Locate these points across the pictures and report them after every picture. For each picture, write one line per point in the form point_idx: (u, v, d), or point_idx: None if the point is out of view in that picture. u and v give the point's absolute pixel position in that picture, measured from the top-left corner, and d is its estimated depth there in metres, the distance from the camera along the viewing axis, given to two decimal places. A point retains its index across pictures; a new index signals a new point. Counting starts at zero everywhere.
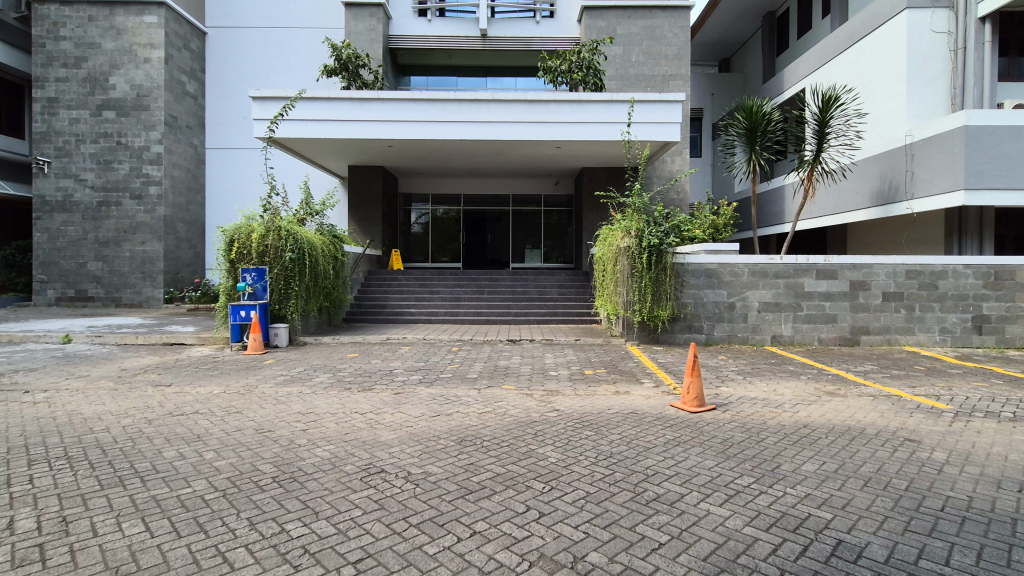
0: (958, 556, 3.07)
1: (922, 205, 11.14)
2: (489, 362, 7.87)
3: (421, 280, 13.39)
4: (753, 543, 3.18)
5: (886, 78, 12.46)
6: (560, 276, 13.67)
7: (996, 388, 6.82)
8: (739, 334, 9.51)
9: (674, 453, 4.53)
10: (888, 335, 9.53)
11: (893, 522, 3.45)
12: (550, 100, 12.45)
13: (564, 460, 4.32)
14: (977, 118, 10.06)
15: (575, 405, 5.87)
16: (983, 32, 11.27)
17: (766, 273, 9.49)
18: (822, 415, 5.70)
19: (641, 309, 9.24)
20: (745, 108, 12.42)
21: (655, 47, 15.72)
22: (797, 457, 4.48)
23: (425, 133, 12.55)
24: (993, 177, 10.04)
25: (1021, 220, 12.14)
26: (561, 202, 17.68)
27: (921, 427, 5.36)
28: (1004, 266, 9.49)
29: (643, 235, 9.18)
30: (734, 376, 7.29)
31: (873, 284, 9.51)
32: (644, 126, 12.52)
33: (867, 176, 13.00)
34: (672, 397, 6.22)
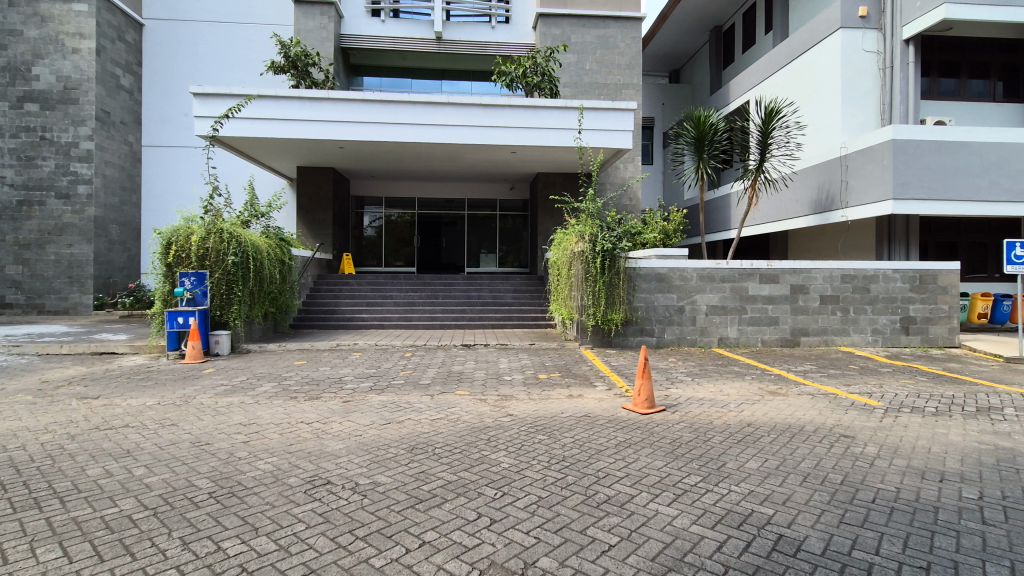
0: (887, 545, 3.24)
1: (855, 213, 11.81)
2: (443, 367, 7.76)
3: (373, 285, 13.08)
4: (700, 541, 3.25)
5: (823, 93, 13.19)
6: (516, 280, 13.71)
7: (921, 385, 7.29)
8: (688, 337, 9.79)
9: (625, 454, 4.60)
10: (825, 336, 10.03)
11: (830, 515, 3.61)
12: (505, 104, 12.49)
13: (517, 465, 4.30)
14: (903, 132, 10.79)
15: (528, 410, 5.85)
16: (907, 53, 12.14)
17: (713, 278, 9.82)
18: (764, 414, 5.92)
19: (595, 313, 9.34)
20: (693, 118, 12.85)
21: (607, 56, 16.07)
22: (741, 456, 4.62)
23: (377, 135, 12.31)
24: (917, 187, 10.80)
25: (942, 229, 13.08)
26: (516, 207, 17.76)
27: (854, 423, 5.65)
28: (928, 271, 10.19)
29: (597, 239, 9.26)
30: (683, 378, 7.48)
31: (811, 287, 10.00)
32: (597, 133, 12.76)
33: (806, 185, 13.68)
34: (624, 400, 6.32)
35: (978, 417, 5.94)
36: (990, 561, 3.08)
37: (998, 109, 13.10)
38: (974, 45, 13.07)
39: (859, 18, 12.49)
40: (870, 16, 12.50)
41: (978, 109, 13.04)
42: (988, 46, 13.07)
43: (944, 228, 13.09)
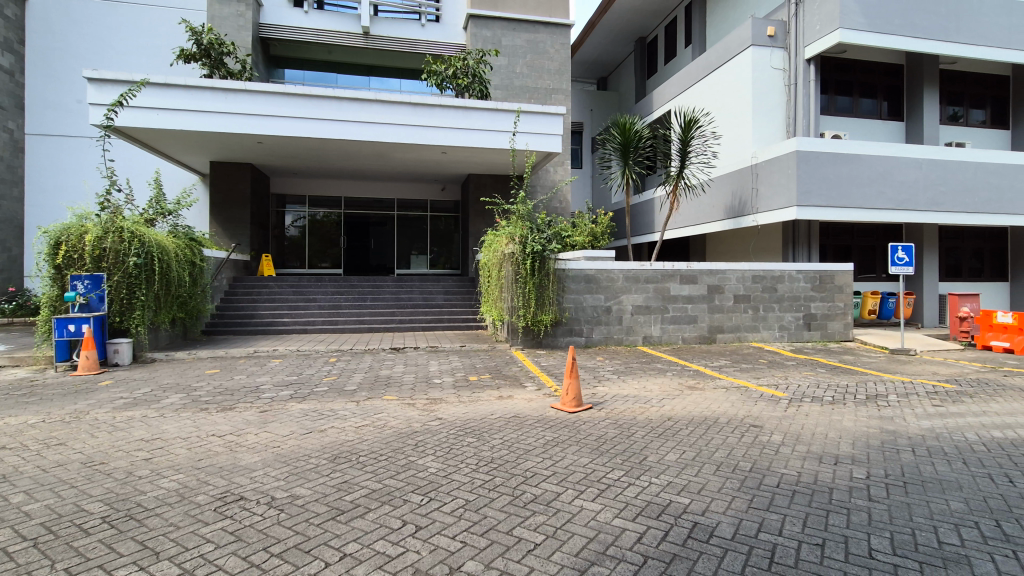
0: (789, 526, 3.51)
1: (765, 219, 12.72)
2: (370, 372, 7.55)
3: (295, 287, 12.49)
4: (621, 533, 3.36)
5: (735, 106, 14.08)
6: (447, 282, 13.60)
7: (820, 376, 7.97)
8: (615, 336, 10.12)
9: (552, 453, 4.67)
10: (738, 333, 10.73)
11: (740, 501, 3.85)
12: (435, 104, 12.35)
13: (444, 469, 4.25)
14: (805, 145, 11.75)
15: (458, 413, 5.80)
16: (808, 73, 13.24)
17: (638, 279, 10.22)
18: (683, 408, 6.22)
19: (525, 315, 9.43)
20: (619, 125, 13.35)
21: (537, 61, 16.33)
22: (661, 449, 4.84)
23: (300, 130, 11.79)
24: (817, 196, 11.80)
25: (839, 233, 14.37)
26: (447, 208, 17.61)
27: (763, 414, 6.07)
28: (827, 271, 11.15)
29: (526, 241, 9.37)
30: (610, 376, 7.73)
31: (726, 288, 10.66)
32: (528, 136, 12.93)
33: (721, 192, 14.58)
34: (553, 399, 6.43)
35: (868, 403, 6.58)
36: (875, 535, 3.42)
37: (884, 125, 14.57)
38: (864, 67, 14.48)
39: (767, 38, 13.45)
40: (777, 36, 13.50)
41: (867, 126, 14.44)
42: (876, 69, 14.51)
43: (840, 232, 14.38)
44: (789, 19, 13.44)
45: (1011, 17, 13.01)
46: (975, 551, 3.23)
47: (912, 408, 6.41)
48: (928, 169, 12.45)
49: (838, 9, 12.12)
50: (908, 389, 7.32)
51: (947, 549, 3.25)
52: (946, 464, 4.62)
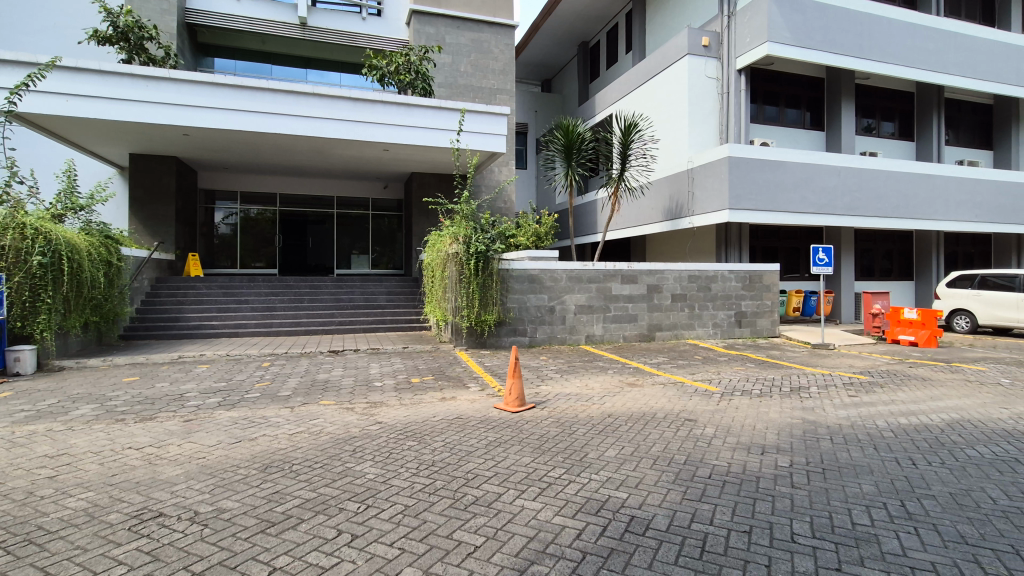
0: (719, 514, 3.67)
1: (700, 221, 13.28)
2: (306, 376, 7.27)
3: (226, 288, 11.85)
4: (560, 531, 3.40)
5: (672, 111, 14.61)
6: (389, 282, 13.31)
7: (750, 370, 8.41)
8: (558, 335, 10.26)
9: (494, 453, 4.66)
10: (676, 330, 11.15)
11: (674, 493, 3.99)
12: (376, 100, 12.08)
13: (383, 475, 4.14)
14: (736, 151, 12.37)
15: (399, 416, 5.68)
16: (739, 82, 13.95)
17: (581, 279, 10.40)
18: (623, 405, 6.38)
19: (469, 315, 9.39)
20: (562, 127, 13.57)
21: (481, 61, 16.29)
22: (601, 445, 4.94)
23: (231, 123, 11.19)
24: (747, 200, 12.47)
25: (767, 235, 15.23)
26: (390, 207, 17.27)
27: (697, 408, 6.33)
28: (757, 271, 11.78)
29: (470, 241, 9.33)
30: (553, 375, 7.82)
31: (664, 287, 11.04)
32: (472, 136, 12.89)
33: (659, 194, 15.11)
34: (496, 400, 6.43)
35: (792, 395, 7.00)
36: (796, 519, 3.63)
37: (807, 134, 15.56)
38: (789, 80, 15.41)
39: (702, 47, 14.04)
40: (711, 46, 14.12)
41: (792, 134, 15.39)
42: (800, 81, 15.48)
43: (768, 234, 15.25)
44: (722, 31, 14.08)
45: (917, 38, 14.23)
46: (883, 529, 3.50)
47: (831, 399, 6.88)
48: (845, 177, 13.42)
49: (766, 23, 12.82)
50: (828, 381, 7.87)
51: (858, 529, 3.51)
52: (859, 451, 5.00)
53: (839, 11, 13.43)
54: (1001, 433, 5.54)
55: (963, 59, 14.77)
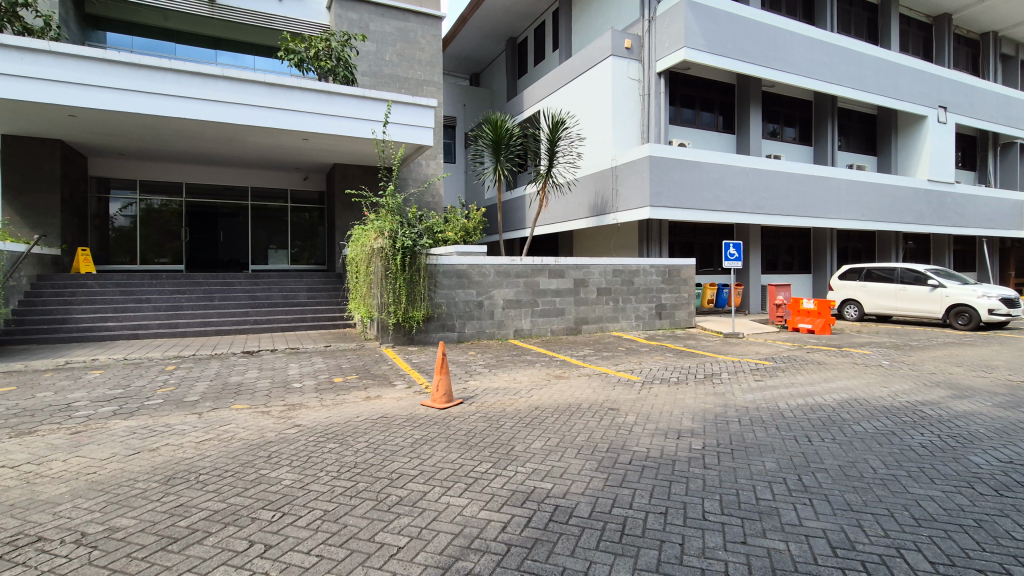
0: (638, 498, 3.83)
1: (623, 217, 13.78)
2: (217, 379, 6.79)
3: (123, 286, 10.81)
4: (486, 525, 3.40)
5: (597, 110, 15.00)
6: (310, 279, 12.72)
7: (669, 360, 8.87)
8: (487, 330, 10.27)
9: (420, 452, 4.58)
10: (601, 323, 11.52)
11: (596, 480, 4.12)
12: (294, 86, 11.47)
13: (300, 480, 3.95)
14: (656, 151, 12.93)
15: (320, 418, 5.45)
16: (659, 85, 14.57)
17: (509, 273, 10.46)
18: (549, 397, 6.50)
19: (395, 311, 9.19)
20: (490, 122, 13.56)
21: (407, 50, 15.92)
22: (528, 438, 5.01)
23: (128, 105, 10.22)
24: (666, 198, 13.08)
25: (685, 231, 16.09)
26: (310, 199, 16.48)
27: (619, 397, 6.58)
28: (676, 266, 12.40)
29: (396, 236, 9.11)
30: (481, 370, 7.82)
31: (590, 281, 11.36)
32: (398, 127, 12.57)
33: (585, 191, 15.51)
34: (422, 396, 6.33)
35: (706, 382, 7.46)
36: (707, 498, 3.87)
37: (720, 137, 16.56)
38: (704, 85, 16.30)
39: (624, 49, 14.52)
40: (633, 49, 14.64)
41: (707, 136, 16.32)
42: (713, 86, 16.42)
43: (685, 230, 16.10)
44: (643, 34, 14.61)
45: (814, 51, 15.52)
46: (782, 502, 3.81)
47: (740, 384, 7.41)
48: (753, 177, 14.43)
49: (683, 30, 13.47)
50: (737, 367, 8.46)
51: (761, 504, 3.79)
52: (763, 431, 5.41)
53: (748, 22, 14.36)
54: (881, 409, 6.21)
55: (852, 72, 16.26)
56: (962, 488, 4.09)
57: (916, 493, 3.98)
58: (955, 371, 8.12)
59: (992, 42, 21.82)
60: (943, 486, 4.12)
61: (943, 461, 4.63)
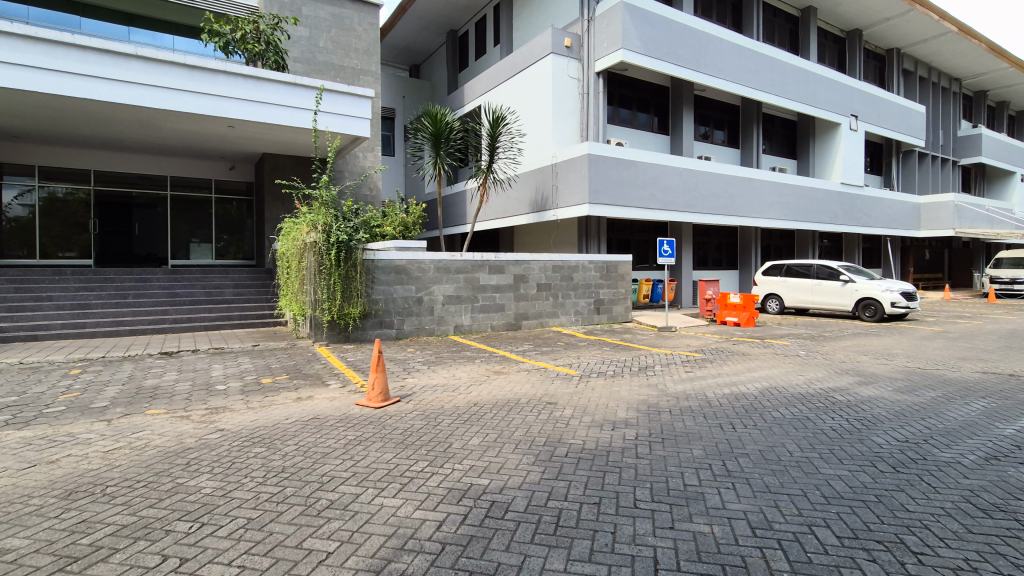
0: (573, 490, 3.89)
1: (563, 214, 13.99)
2: (130, 383, 6.30)
3: (20, 283, 9.80)
4: (421, 525, 3.35)
5: (537, 107, 15.11)
6: (237, 275, 12.06)
7: (606, 354, 9.11)
8: (426, 327, 10.13)
9: (353, 453, 4.45)
10: (541, 319, 11.65)
11: (533, 474, 4.16)
12: (218, 69, 10.80)
13: (222, 488, 3.73)
14: (594, 149, 13.20)
15: (245, 422, 5.17)
16: (597, 85, 14.88)
17: (448, 269, 10.36)
18: (488, 393, 6.50)
19: (330, 308, 8.90)
20: (430, 115, 13.35)
21: (343, 38, 15.37)
22: (466, 434, 4.99)
23: (25, 82, 9.25)
24: (605, 195, 13.40)
25: (622, 228, 16.55)
26: (238, 189, 15.61)
27: (557, 391, 6.69)
28: (613, 262, 12.72)
29: (330, 230, 8.78)
30: (419, 367, 7.70)
31: (530, 277, 11.45)
32: (331, 117, 12.12)
33: (525, 187, 15.60)
34: (357, 396, 6.16)
35: (640, 374, 7.73)
36: (638, 486, 4.00)
37: (655, 137, 17.13)
38: (640, 86, 16.79)
39: (564, 48, 14.68)
40: (572, 48, 14.84)
41: (643, 136, 16.84)
42: (649, 88, 16.96)
43: (622, 227, 16.56)
44: (582, 33, 14.84)
45: (741, 58, 16.34)
46: (708, 487, 4.01)
47: (671, 375, 7.73)
48: (685, 177, 15.05)
49: (620, 31, 13.79)
50: (669, 359, 8.82)
51: (688, 489, 3.96)
52: (691, 420, 5.66)
53: (682, 27, 14.92)
54: (798, 396, 6.66)
55: (776, 80, 17.27)
56: (866, 466, 4.46)
57: (826, 474, 4.31)
58: (862, 360, 8.84)
59: (896, 58, 23.83)
60: (849, 465, 4.47)
61: (850, 443, 5.03)
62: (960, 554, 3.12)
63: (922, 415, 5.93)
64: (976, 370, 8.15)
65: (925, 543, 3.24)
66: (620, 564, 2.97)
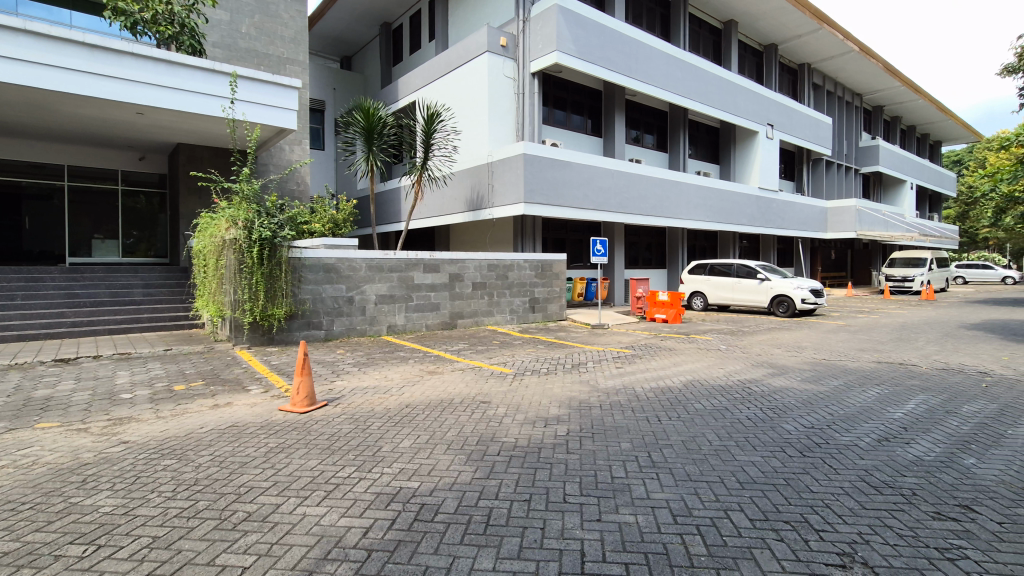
0: (504, 489, 3.91)
1: (498, 212, 14.03)
2: (17, 394, 5.68)
3: None
4: (345, 532, 3.24)
5: (473, 105, 15.05)
6: (148, 273, 11.20)
7: (540, 351, 9.24)
8: (357, 327, 9.84)
9: (275, 461, 4.24)
10: (476, 317, 11.65)
11: (464, 474, 4.14)
12: (124, 50, 9.96)
13: (124, 506, 3.45)
14: (530, 149, 13.34)
15: (153, 433, 4.80)
16: (533, 85, 15.06)
17: (381, 268, 10.11)
18: (421, 394, 6.42)
19: (252, 309, 8.46)
20: (362, 108, 12.97)
21: (267, 24, 14.60)
22: (396, 437, 4.89)
23: None
24: (540, 195, 13.57)
25: (557, 227, 16.84)
26: (149, 181, 14.50)
27: (491, 390, 6.71)
28: (548, 260, 12.90)
29: (253, 227, 8.36)
30: (349, 369, 7.46)
31: (465, 276, 11.41)
32: (249, 106, 11.46)
33: (460, 185, 15.52)
34: (280, 401, 5.88)
35: (572, 370, 7.92)
36: (568, 481, 4.08)
37: (588, 139, 17.57)
38: (574, 88, 17.15)
39: (500, 47, 14.73)
40: (508, 47, 14.92)
41: (577, 138, 17.21)
42: (582, 90, 17.36)
43: (557, 226, 16.85)
44: (518, 33, 14.94)
45: (669, 66, 17.08)
46: (634, 478, 4.16)
47: (602, 371, 7.97)
48: (617, 179, 15.53)
49: (555, 34, 14.02)
50: (601, 356, 9.08)
51: (616, 482, 4.09)
52: (620, 414, 5.85)
53: (614, 33, 15.38)
54: (718, 388, 7.06)
55: (700, 88, 18.19)
56: (776, 452, 4.79)
57: (741, 460, 4.59)
58: (775, 353, 9.50)
59: (806, 73, 25.75)
60: (762, 452, 4.79)
61: (763, 430, 5.39)
62: (855, 529, 3.43)
63: (825, 402, 6.46)
64: (872, 360, 8.99)
65: (826, 521, 3.53)
66: (548, 559, 3.02)
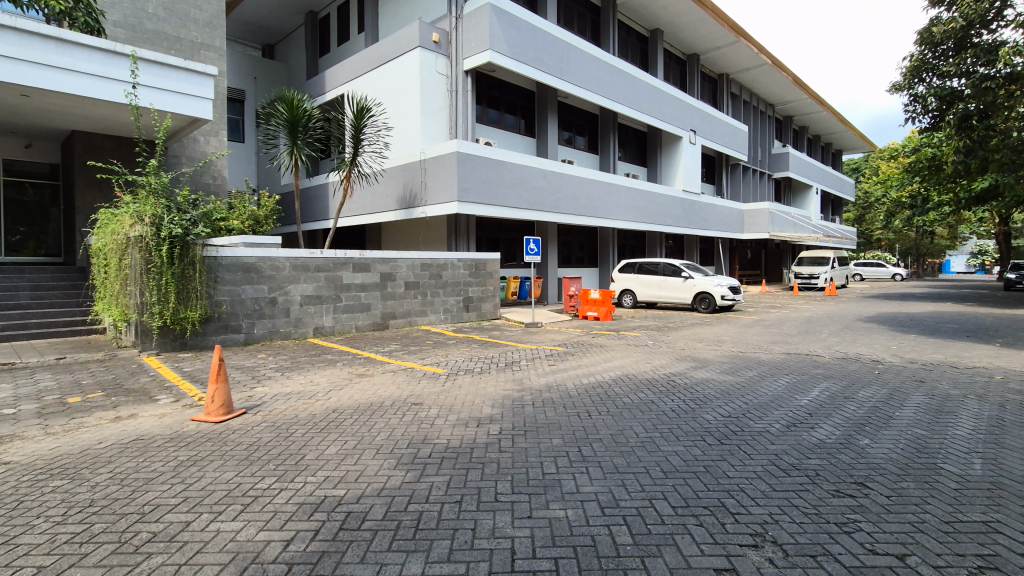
0: (435, 492, 3.84)
1: (432, 210, 13.84)
2: None
3: None
4: (264, 547, 3.07)
5: (404, 101, 14.74)
6: (37, 274, 10.09)
7: (473, 351, 9.20)
8: (281, 330, 9.37)
9: (185, 475, 3.95)
10: (409, 317, 11.43)
11: (393, 479, 4.04)
12: (4, 24, 8.89)
13: (1, 535, 3.07)
14: (463, 148, 13.27)
15: (40, 451, 4.32)
16: (466, 83, 15.01)
17: (307, 267, 9.69)
18: (349, 398, 6.21)
19: (161, 312, 7.85)
20: (286, 99, 12.36)
21: (178, 5, 13.58)
22: (321, 444, 4.69)
23: None
24: (474, 193, 13.52)
25: (491, 226, 16.88)
26: (39, 172, 13.10)
27: (423, 391, 6.62)
28: (482, 259, 12.87)
29: (161, 223, 7.75)
30: (271, 374, 7.08)
31: (397, 275, 11.17)
32: (157, 93, 10.61)
33: (391, 182, 15.19)
34: (192, 411, 5.49)
35: (505, 369, 7.95)
36: (500, 480, 4.09)
37: (521, 139, 17.73)
38: (507, 88, 17.24)
39: (432, 43, 14.54)
40: (440, 43, 14.75)
41: (510, 137, 17.32)
42: (515, 90, 17.48)
43: (491, 225, 16.88)
44: (450, 30, 14.82)
45: (599, 70, 17.57)
46: (564, 474, 4.22)
47: (534, 369, 8.07)
48: (550, 179, 15.77)
49: (487, 33, 14.04)
50: (534, 354, 9.19)
51: (547, 478, 4.14)
52: (552, 411, 5.94)
53: (546, 35, 15.62)
54: (645, 382, 7.34)
55: (629, 93, 18.85)
56: (697, 441, 5.04)
57: (665, 450, 4.79)
58: (696, 347, 10.03)
59: (725, 82, 27.35)
60: (684, 441, 5.02)
61: (685, 421, 5.66)
62: (766, 510, 3.67)
63: (741, 392, 6.89)
64: (781, 351, 9.70)
65: (740, 504, 3.76)
66: (478, 560, 3.00)
